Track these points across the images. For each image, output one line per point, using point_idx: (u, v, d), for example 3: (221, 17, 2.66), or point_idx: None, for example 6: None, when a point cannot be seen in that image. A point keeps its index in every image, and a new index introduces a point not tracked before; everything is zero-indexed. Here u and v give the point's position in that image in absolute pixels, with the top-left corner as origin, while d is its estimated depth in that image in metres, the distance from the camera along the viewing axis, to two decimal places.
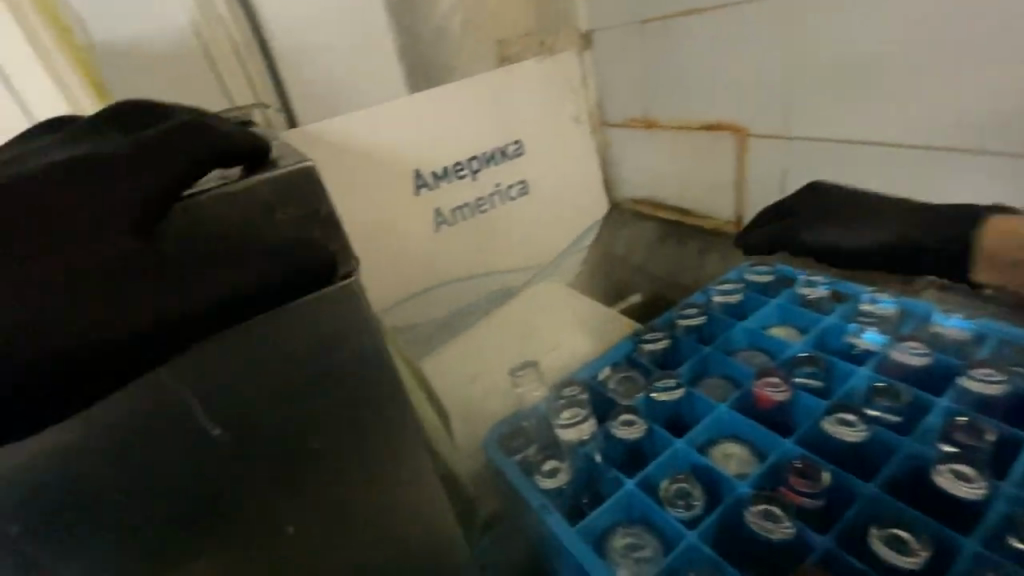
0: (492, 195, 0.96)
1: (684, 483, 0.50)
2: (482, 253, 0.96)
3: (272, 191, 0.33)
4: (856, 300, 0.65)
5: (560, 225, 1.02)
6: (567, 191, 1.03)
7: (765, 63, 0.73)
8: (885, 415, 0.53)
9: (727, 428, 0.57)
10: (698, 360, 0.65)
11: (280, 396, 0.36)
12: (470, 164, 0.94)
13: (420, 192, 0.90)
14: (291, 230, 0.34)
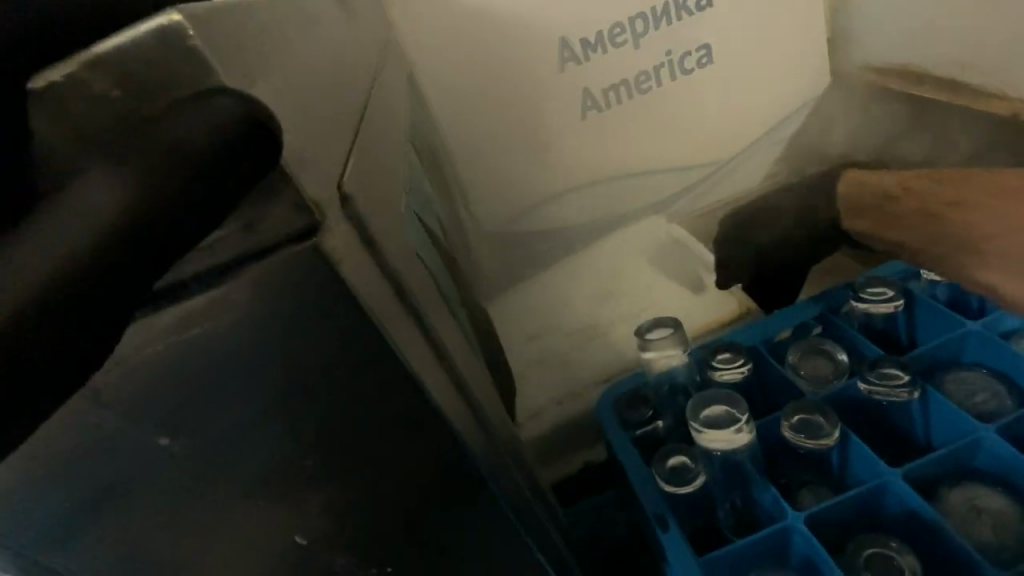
0: (659, 67, 0.57)
1: (886, 545, 0.33)
2: (593, 163, 0.59)
3: (130, 64, 0.15)
4: None
5: (743, 112, 0.61)
6: (761, 59, 0.59)
7: None
8: None
9: (979, 462, 0.37)
10: (949, 341, 0.42)
11: (260, 430, 0.21)
12: (635, 25, 0.55)
13: (567, 69, 0.55)
14: (166, 143, 0.15)
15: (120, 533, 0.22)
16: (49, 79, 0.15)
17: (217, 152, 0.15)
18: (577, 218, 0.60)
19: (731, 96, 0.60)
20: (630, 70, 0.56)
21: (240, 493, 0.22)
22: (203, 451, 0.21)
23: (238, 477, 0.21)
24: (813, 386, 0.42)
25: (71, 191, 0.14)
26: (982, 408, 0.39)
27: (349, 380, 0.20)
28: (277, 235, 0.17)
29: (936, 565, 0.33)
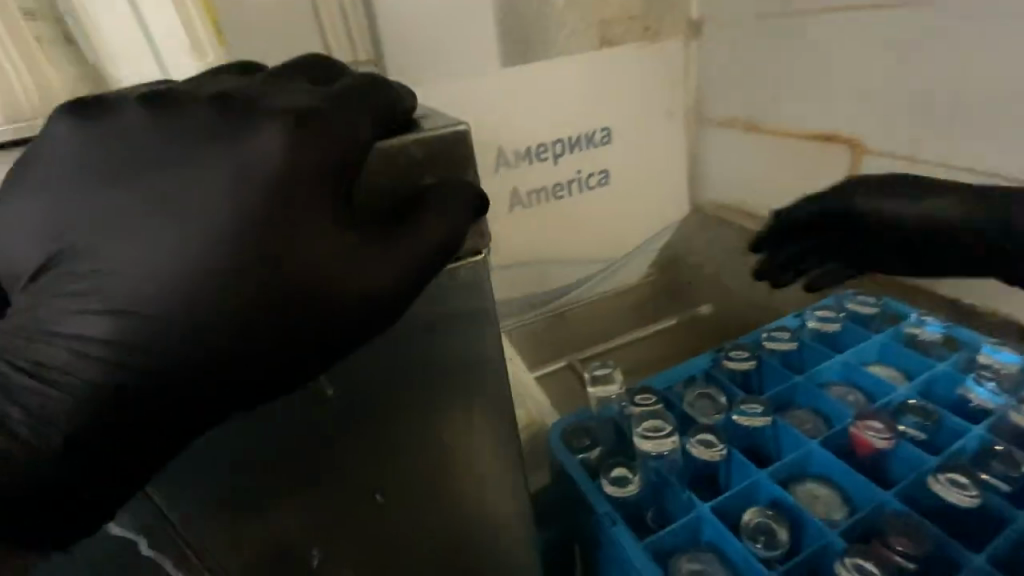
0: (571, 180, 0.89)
1: (768, 519, 0.46)
2: (524, 232, 0.88)
3: (429, 147, 0.26)
4: (973, 352, 0.60)
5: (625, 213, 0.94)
6: (635, 190, 0.93)
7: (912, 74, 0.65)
8: (999, 482, 0.46)
9: (812, 465, 0.52)
10: (789, 387, 0.61)
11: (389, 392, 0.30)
12: (555, 149, 0.87)
13: (501, 169, 0.85)
14: (432, 206, 0.26)
15: (261, 479, 0.29)
16: (392, 143, 0.25)
17: (457, 212, 0.26)
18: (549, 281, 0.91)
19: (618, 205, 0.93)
20: (550, 179, 0.87)
21: (357, 442, 0.30)
22: (349, 402, 0.29)
23: (359, 431, 0.30)
24: (704, 418, 0.57)
25: (389, 247, 0.26)
26: (809, 431, 0.56)
27: (456, 356, 0.30)
28: (466, 252, 0.29)
29: (798, 543, 0.46)
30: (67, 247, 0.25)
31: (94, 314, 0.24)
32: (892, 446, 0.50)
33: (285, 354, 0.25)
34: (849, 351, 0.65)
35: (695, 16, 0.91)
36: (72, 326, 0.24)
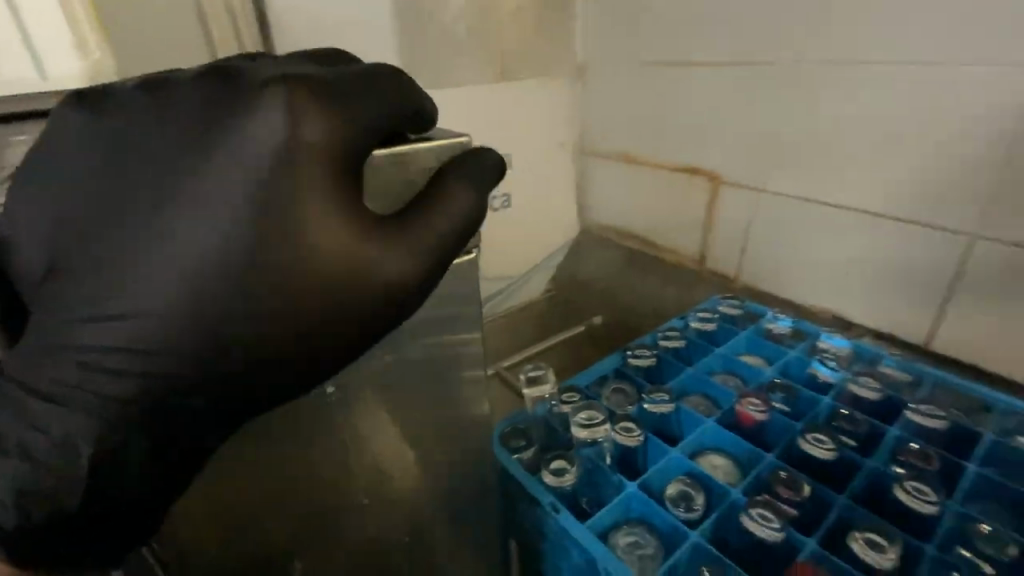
0: None
1: (686, 489, 0.53)
2: None
3: (447, 151, 0.36)
4: (815, 341, 0.76)
5: (531, 231, 1.21)
6: (539, 216, 1.21)
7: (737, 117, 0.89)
8: (848, 438, 0.58)
9: (711, 440, 0.62)
10: (683, 376, 0.71)
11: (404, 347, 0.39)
12: None
13: None
14: (455, 184, 0.34)
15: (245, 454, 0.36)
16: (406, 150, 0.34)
17: (478, 191, 0.35)
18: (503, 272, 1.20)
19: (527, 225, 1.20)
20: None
21: None
22: None
23: None
24: (619, 409, 0.65)
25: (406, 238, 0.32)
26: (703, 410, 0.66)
27: None
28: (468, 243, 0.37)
29: (713, 504, 0.53)
30: (103, 283, 0.29)
31: (140, 331, 0.29)
32: (768, 418, 0.62)
33: (307, 345, 0.31)
34: (726, 344, 0.79)
35: (580, 61, 1.16)
36: (91, 341, 0.30)
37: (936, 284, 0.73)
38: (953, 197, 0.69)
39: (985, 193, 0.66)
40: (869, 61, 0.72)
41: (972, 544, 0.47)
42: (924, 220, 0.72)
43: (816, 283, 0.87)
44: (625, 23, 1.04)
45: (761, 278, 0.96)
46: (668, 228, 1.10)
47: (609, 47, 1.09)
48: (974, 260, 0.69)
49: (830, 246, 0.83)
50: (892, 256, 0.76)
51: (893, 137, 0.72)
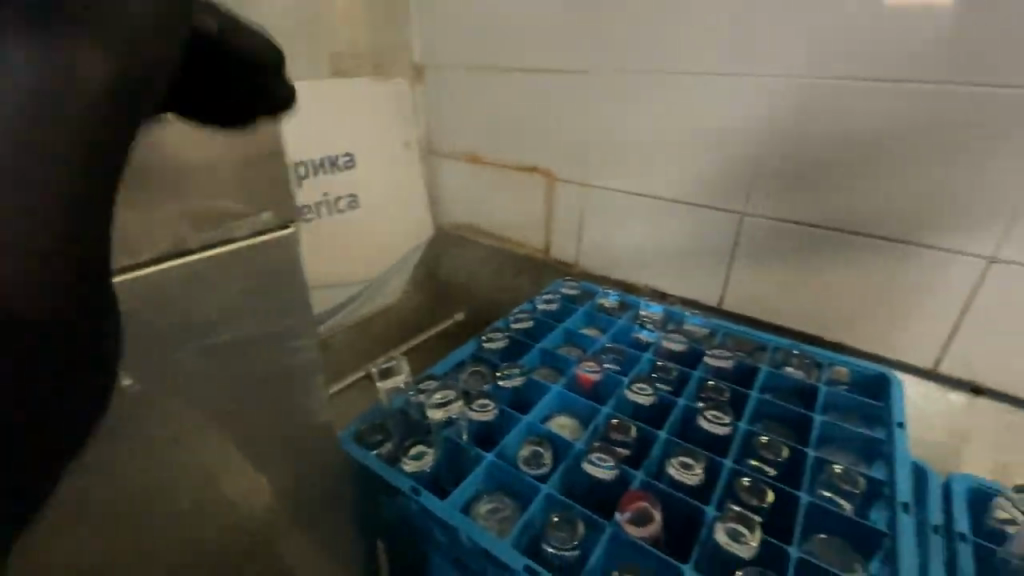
0: (318, 205, 1.10)
1: (536, 448, 0.57)
2: None
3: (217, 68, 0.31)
4: (638, 310, 0.89)
5: (387, 232, 1.23)
6: (391, 215, 1.23)
7: (553, 118, 1.04)
8: (663, 384, 0.70)
9: (558, 404, 0.68)
10: (533, 352, 0.77)
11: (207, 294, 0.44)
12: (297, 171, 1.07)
13: None
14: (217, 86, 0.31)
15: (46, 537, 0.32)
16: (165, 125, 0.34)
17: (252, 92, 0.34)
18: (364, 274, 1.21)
19: (382, 224, 1.22)
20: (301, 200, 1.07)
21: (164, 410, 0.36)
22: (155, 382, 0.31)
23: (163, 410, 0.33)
24: (475, 388, 0.68)
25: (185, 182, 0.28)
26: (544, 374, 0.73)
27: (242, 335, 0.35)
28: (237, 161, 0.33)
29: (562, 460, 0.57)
30: None
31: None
32: (602, 376, 0.70)
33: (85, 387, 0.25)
34: (567, 320, 0.87)
35: (417, 63, 1.24)
36: None
37: (722, 255, 0.90)
38: (717, 177, 0.87)
39: (736, 173, 0.84)
40: (641, 71, 0.90)
41: (756, 452, 0.58)
42: (719, 203, 0.87)
43: (641, 266, 1.02)
44: (449, 27, 1.14)
45: (596, 263, 1.09)
46: (515, 222, 1.20)
47: (440, 48, 1.17)
48: (746, 233, 0.86)
49: (643, 228, 0.99)
50: (766, 247, 0.85)
51: (759, 140, 0.81)
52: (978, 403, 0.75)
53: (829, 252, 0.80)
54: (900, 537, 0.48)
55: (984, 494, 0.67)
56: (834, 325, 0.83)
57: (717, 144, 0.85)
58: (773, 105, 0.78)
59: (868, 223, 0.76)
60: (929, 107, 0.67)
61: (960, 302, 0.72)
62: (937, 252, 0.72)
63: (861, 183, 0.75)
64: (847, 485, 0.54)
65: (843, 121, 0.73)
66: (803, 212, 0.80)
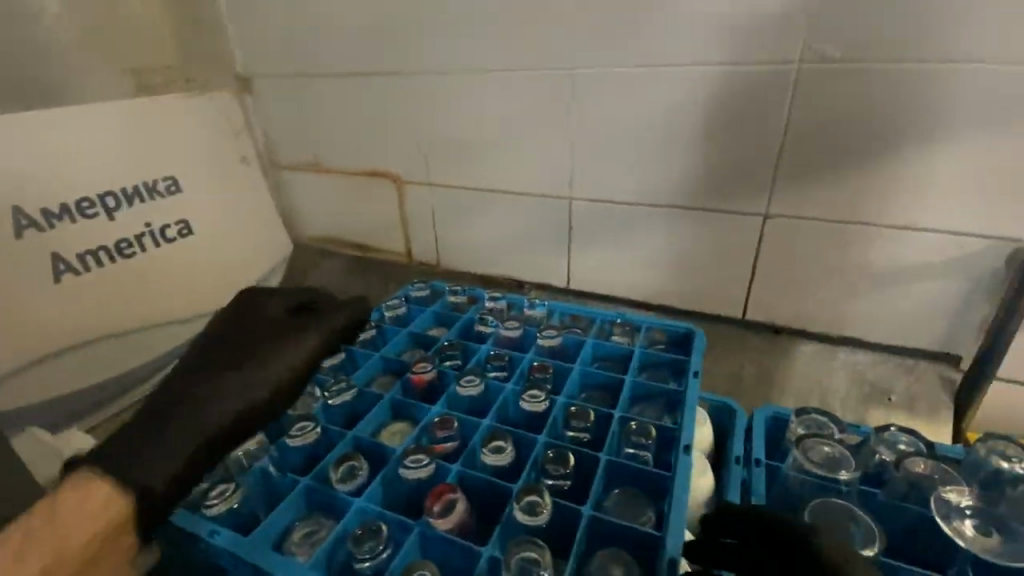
0: (141, 236, 0.99)
1: (353, 460, 0.56)
2: (102, 297, 0.92)
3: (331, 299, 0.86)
4: (482, 301, 0.90)
5: (239, 255, 1.14)
6: (238, 236, 1.15)
7: (387, 119, 1.05)
8: (497, 373, 0.73)
9: (391, 410, 0.67)
10: (372, 362, 0.75)
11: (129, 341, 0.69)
12: (106, 203, 0.94)
13: (23, 233, 0.84)
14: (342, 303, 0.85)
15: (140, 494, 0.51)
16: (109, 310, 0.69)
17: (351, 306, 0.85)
18: (94, 376, 0.90)
19: (230, 246, 1.12)
20: (120, 233, 0.96)
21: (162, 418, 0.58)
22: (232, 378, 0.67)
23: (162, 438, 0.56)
24: (302, 412, 0.65)
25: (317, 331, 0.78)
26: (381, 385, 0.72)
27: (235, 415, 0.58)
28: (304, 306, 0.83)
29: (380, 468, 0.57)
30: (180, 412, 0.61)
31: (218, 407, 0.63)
32: (435, 374, 0.71)
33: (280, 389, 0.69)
34: (413, 322, 0.86)
35: (241, 73, 1.18)
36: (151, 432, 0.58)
37: (562, 236, 0.99)
38: (544, 164, 0.95)
39: (569, 160, 0.92)
40: (458, 71, 0.94)
41: (570, 424, 0.62)
42: (552, 190, 0.96)
43: (498, 257, 1.07)
44: (267, 33, 1.10)
45: (456, 259, 1.13)
46: (374, 228, 1.20)
47: (261, 55, 1.13)
48: (575, 215, 0.96)
49: (491, 220, 1.04)
50: (641, 223, 0.91)
51: (624, 123, 0.86)
52: (779, 340, 0.89)
53: (704, 219, 0.87)
54: (679, 477, 0.54)
55: (780, 419, 0.77)
56: (659, 287, 0.95)
57: (545, 142, 0.93)
58: (629, 93, 0.83)
59: (727, 196, 0.84)
60: (742, 87, 0.76)
61: (753, 254, 0.85)
62: (749, 219, 0.83)
63: (738, 158, 0.81)
64: (645, 438, 0.59)
65: (636, 107, 0.84)
66: (644, 195, 0.89)
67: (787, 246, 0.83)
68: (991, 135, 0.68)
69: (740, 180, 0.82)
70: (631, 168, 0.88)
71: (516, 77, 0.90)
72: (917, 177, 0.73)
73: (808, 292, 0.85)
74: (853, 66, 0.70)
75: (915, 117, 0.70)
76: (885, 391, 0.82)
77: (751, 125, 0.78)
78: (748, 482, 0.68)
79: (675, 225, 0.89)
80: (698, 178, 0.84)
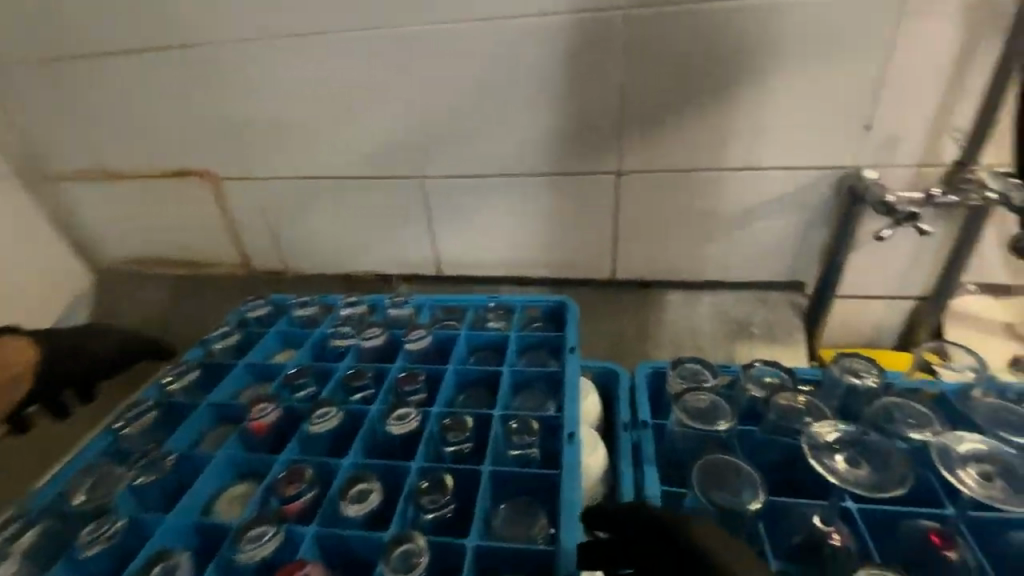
0: None
1: (170, 559, 0.45)
2: None
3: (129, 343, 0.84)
4: (337, 309, 0.77)
5: None
6: None
7: (182, 105, 0.85)
8: (361, 395, 0.61)
9: (229, 471, 0.55)
10: (195, 418, 0.62)
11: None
12: None
13: None
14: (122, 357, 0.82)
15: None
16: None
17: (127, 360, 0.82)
18: None
19: None
20: None
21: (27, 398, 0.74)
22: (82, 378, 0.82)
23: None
24: (99, 503, 0.52)
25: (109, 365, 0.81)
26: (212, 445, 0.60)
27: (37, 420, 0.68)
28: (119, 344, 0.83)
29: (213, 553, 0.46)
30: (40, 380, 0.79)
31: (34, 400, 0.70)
32: (279, 415, 0.59)
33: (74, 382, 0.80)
34: (253, 350, 0.72)
35: None
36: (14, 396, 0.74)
37: (420, 219, 0.89)
38: (383, 141, 0.83)
39: (411, 134, 0.82)
40: (259, 38, 0.78)
41: (445, 438, 0.54)
42: (399, 169, 0.85)
43: (353, 251, 0.94)
44: None
45: (304, 262, 0.97)
46: (195, 239, 0.99)
47: None
48: (429, 194, 0.86)
49: (336, 211, 0.91)
50: (499, 195, 0.84)
51: (464, 85, 0.76)
52: (651, 294, 0.88)
53: (563, 181, 0.82)
54: (568, 474, 0.49)
55: (660, 373, 0.76)
56: (531, 259, 0.90)
57: (380, 115, 0.81)
58: (464, 50, 0.74)
59: (588, 156, 0.79)
60: (589, 32, 0.71)
61: (615, 211, 0.83)
62: (605, 176, 0.80)
63: (592, 113, 0.76)
64: (529, 436, 0.54)
65: (471, 66, 0.75)
66: (500, 164, 0.82)
67: (647, 199, 0.81)
68: (815, 68, 0.69)
69: (598, 136, 0.77)
70: (480, 136, 0.80)
71: (327, 41, 0.77)
72: (758, 116, 0.73)
73: (673, 242, 0.84)
74: (681, 7, 0.68)
75: (749, 56, 0.69)
76: (750, 327, 0.85)
77: (597, 75, 0.73)
78: (639, 445, 0.67)
79: (535, 192, 0.83)
80: (550, 139, 0.78)
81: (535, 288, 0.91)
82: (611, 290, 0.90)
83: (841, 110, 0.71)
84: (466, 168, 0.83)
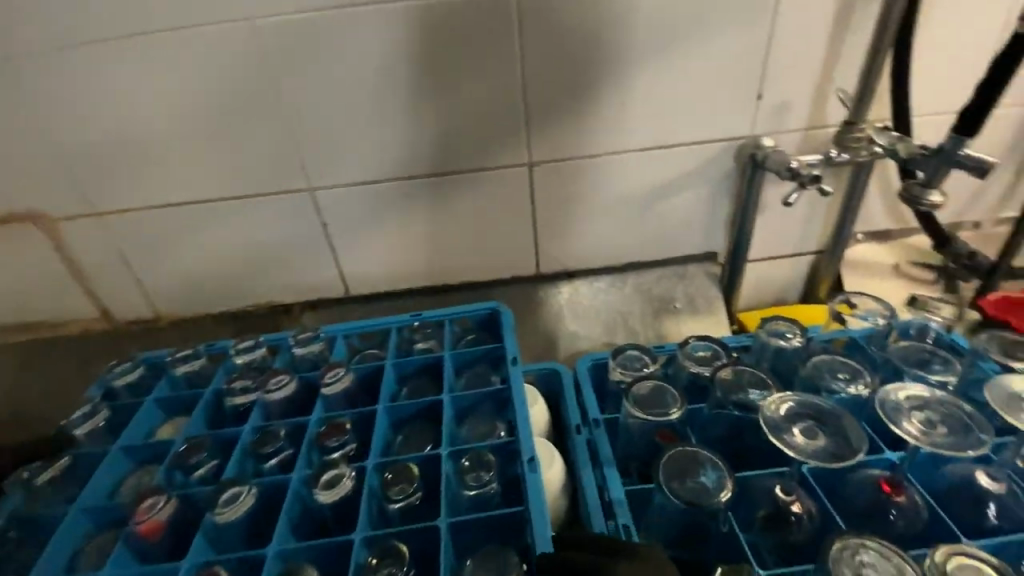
0: None
1: None
2: None
3: None
4: (229, 355, 0.65)
5: None
6: None
7: None
8: (275, 458, 0.52)
9: None
10: (63, 531, 0.49)
11: None
12: None
13: None
14: None
15: None
16: None
17: None
18: None
19: None
20: None
21: None
22: None
23: None
24: None
25: None
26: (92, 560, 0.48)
27: None
28: None
29: None
30: None
31: None
32: (176, 506, 0.48)
33: None
34: (128, 428, 0.58)
35: None
36: None
37: (317, 238, 0.78)
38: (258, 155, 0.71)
39: (291, 143, 0.71)
40: (74, 42, 0.63)
41: (388, 494, 0.47)
42: (282, 185, 0.73)
43: (240, 284, 0.81)
44: None
45: (180, 304, 0.82)
46: (29, 297, 0.80)
47: None
48: (323, 210, 0.76)
49: (212, 241, 0.77)
50: (402, 201, 0.76)
51: (345, 83, 0.67)
52: (577, 284, 0.86)
53: (471, 179, 0.76)
54: (535, 508, 0.44)
55: (601, 364, 0.73)
56: (447, 265, 0.83)
57: (249, 124, 0.69)
58: (338, 43, 0.65)
59: (495, 149, 0.74)
60: (454, 18, 0.65)
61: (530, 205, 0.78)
62: (515, 169, 0.75)
63: (492, 102, 0.70)
64: (484, 472, 0.48)
65: (352, 60, 0.66)
66: (400, 167, 0.74)
67: (561, 188, 0.78)
68: (706, 41, 0.69)
69: (501, 127, 0.72)
70: (372, 139, 0.71)
71: (170, 40, 0.63)
72: (659, 92, 0.72)
73: (591, 229, 0.82)
74: None
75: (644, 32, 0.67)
76: (675, 302, 0.86)
77: (492, 61, 0.67)
78: (595, 446, 0.63)
79: (443, 193, 0.76)
80: (451, 134, 0.72)
81: (457, 295, 0.85)
82: (537, 286, 0.86)
83: (734, 80, 0.72)
84: (361, 175, 0.74)
